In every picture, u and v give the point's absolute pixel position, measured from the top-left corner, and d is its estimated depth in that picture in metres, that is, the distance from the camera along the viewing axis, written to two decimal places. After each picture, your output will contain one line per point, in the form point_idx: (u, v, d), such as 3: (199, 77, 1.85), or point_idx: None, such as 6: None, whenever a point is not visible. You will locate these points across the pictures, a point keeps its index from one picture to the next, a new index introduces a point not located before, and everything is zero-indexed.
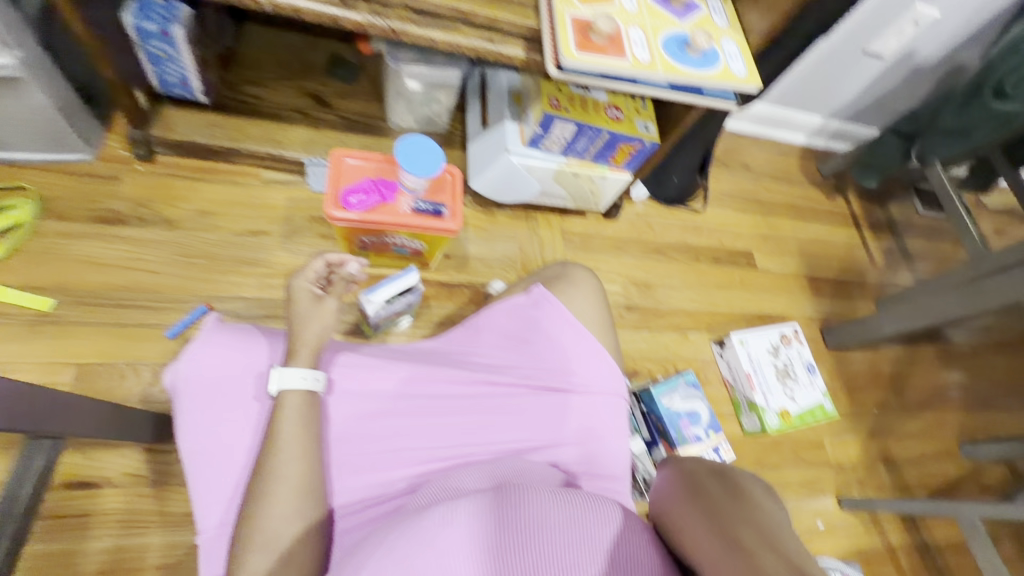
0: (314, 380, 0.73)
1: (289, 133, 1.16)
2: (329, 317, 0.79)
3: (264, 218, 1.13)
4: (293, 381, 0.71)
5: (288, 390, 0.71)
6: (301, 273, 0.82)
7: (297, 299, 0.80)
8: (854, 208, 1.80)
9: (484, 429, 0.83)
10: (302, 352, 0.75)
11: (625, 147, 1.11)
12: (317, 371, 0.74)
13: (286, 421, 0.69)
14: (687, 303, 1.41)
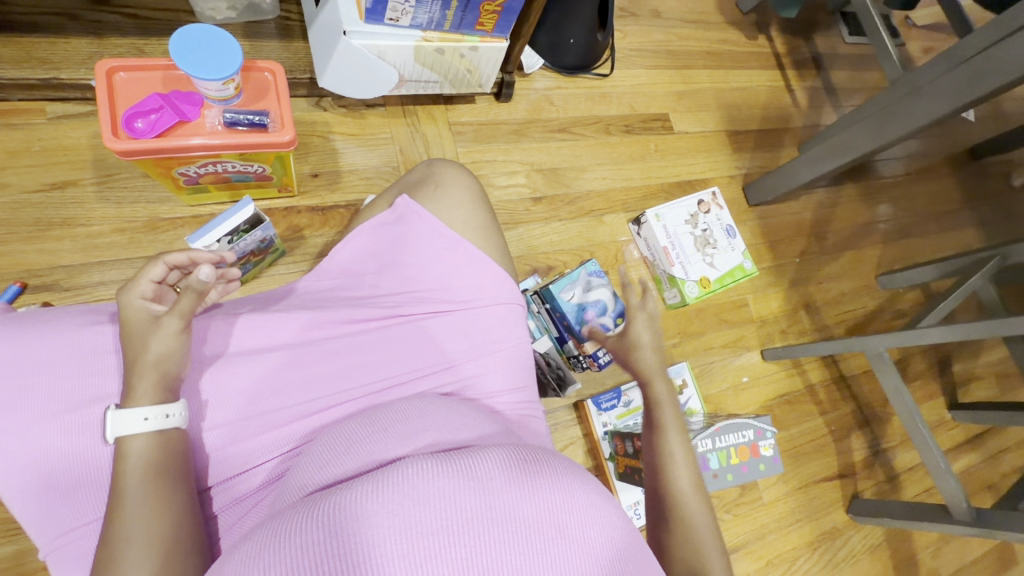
0: (164, 417, 0.55)
1: (63, 50, 0.91)
2: (175, 339, 0.57)
3: (65, 164, 0.92)
4: (131, 426, 0.53)
5: (126, 436, 0.53)
6: (132, 287, 0.60)
7: (131, 322, 0.58)
8: (777, 47, 1.65)
9: (391, 373, 0.71)
10: (139, 381, 0.55)
11: (489, 5, 0.90)
12: (168, 405, 0.55)
13: (131, 468, 0.52)
14: (599, 183, 1.30)
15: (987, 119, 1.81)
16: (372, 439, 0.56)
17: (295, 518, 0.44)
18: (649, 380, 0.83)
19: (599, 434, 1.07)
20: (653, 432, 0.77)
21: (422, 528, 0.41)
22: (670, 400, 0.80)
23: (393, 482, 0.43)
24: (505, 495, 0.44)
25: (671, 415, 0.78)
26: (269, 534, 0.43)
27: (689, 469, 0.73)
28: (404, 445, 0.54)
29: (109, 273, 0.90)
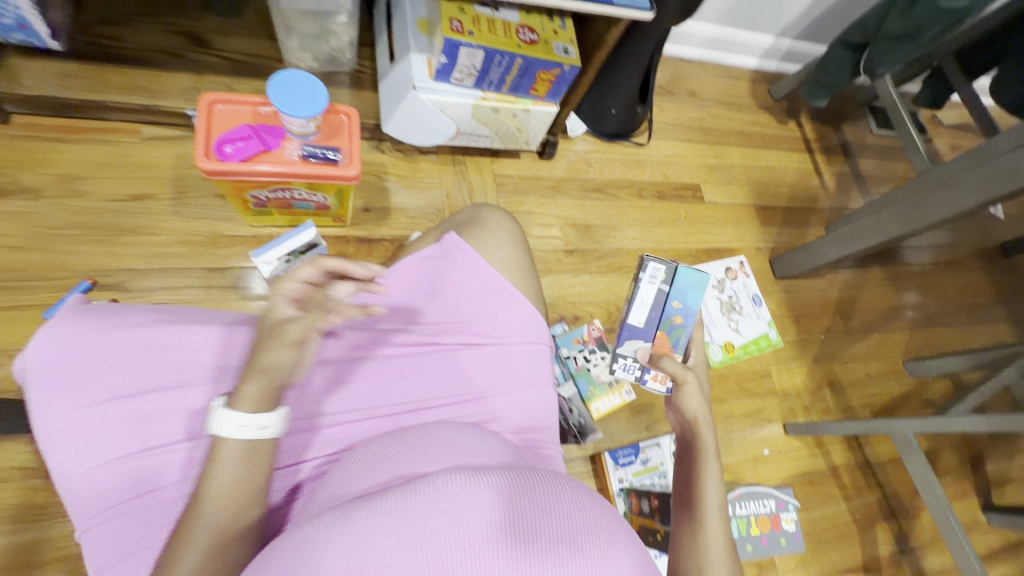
0: (257, 428, 0.55)
1: (165, 81, 1.02)
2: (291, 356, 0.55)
3: (145, 179, 1.00)
4: (228, 429, 0.54)
5: (222, 437, 0.54)
6: (289, 275, 0.56)
7: (267, 319, 0.56)
8: (806, 132, 1.73)
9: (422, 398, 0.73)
10: (252, 390, 0.55)
11: (544, 74, 1.00)
12: (265, 418, 0.55)
13: (220, 470, 0.54)
14: (628, 242, 1.36)
15: (1013, 218, 1.85)
16: (404, 459, 0.57)
17: (322, 524, 0.46)
18: (702, 444, 0.74)
19: (615, 490, 1.04)
20: (689, 493, 0.71)
21: (440, 541, 0.42)
22: (716, 468, 0.72)
23: (413, 492, 0.46)
24: (517, 514, 0.46)
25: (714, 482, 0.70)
26: (298, 537, 0.46)
27: (722, 553, 0.64)
28: (427, 462, 0.56)
29: (167, 281, 0.96)
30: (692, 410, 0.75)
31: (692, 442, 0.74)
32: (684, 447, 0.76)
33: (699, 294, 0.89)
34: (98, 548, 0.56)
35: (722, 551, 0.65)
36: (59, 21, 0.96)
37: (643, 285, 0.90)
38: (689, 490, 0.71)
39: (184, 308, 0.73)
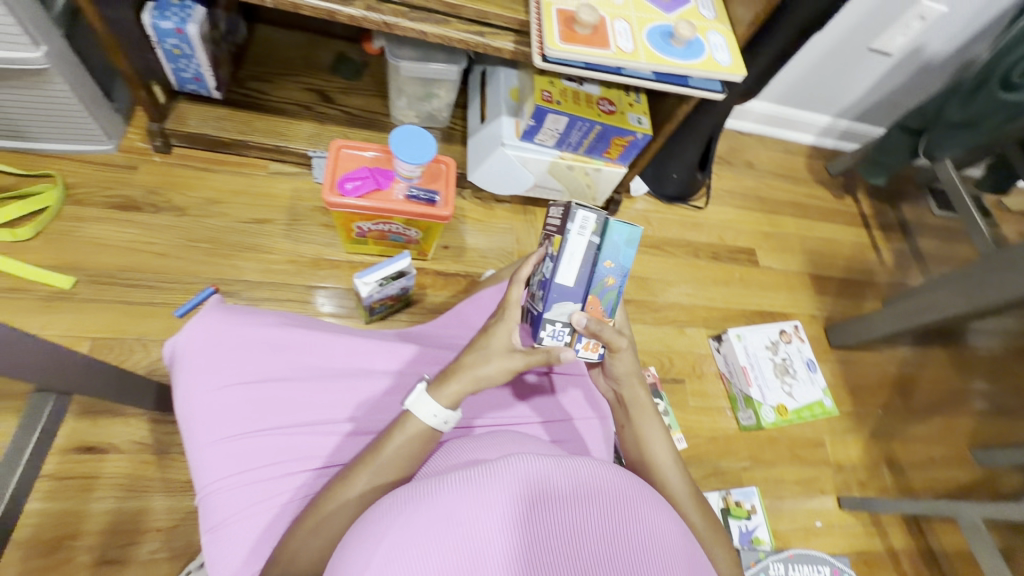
0: (444, 421, 0.67)
1: (295, 127, 1.20)
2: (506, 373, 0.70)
3: (267, 206, 1.17)
4: (426, 413, 0.67)
5: (414, 416, 0.67)
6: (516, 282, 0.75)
7: (493, 337, 0.71)
8: (863, 208, 1.77)
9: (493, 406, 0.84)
10: (458, 388, 0.68)
11: (618, 140, 1.12)
12: (452, 415, 0.68)
13: (372, 463, 0.65)
14: (682, 298, 1.41)
15: None
16: (474, 450, 0.67)
17: (424, 486, 0.56)
18: (636, 408, 0.81)
19: None
20: (642, 457, 0.79)
21: (529, 505, 0.54)
22: (655, 422, 0.80)
23: (504, 466, 0.56)
24: (589, 492, 0.57)
25: (659, 438, 0.79)
26: (404, 497, 0.56)
27: (681, 478, 0.76)
28: (494, 450, 0.67)
29: (273, 294, 1.10)
30: (627, 379, 0.81)
31: (625, 407, 0.82)
32: (621, 409, 0.83)
33: (633, 250, 0.74)
34: (227, 504, 0.69)
35: (686, 487, 0.76)
36: (224, 78, 1.16)
37: (571, 238, 0.71)
38: (642, 457, 0.79)
39: (295, 315, 0.90)
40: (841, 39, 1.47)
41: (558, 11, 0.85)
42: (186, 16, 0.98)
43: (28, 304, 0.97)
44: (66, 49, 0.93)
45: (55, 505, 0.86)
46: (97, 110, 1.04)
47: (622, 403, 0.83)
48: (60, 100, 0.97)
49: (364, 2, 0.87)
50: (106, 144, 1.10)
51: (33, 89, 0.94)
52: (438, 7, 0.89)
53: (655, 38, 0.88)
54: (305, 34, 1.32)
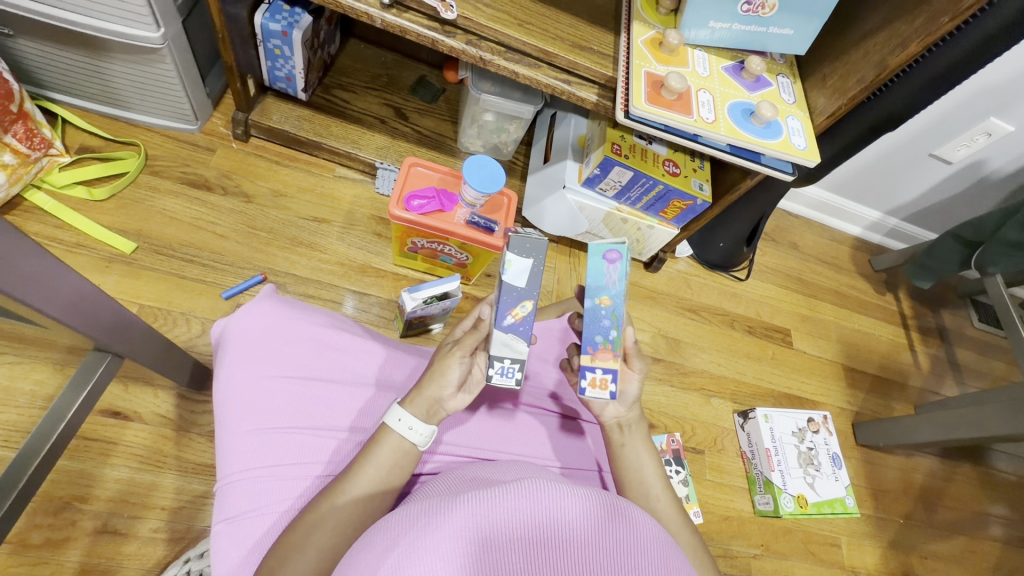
0: (411, 431, 0.67)
1: (368, 138, 1.25)
2: (453, 366, 0.69)
3: (328, 207, 1.20)
4: (390, 419, 0.68)
5: (385, 426, 0.68)
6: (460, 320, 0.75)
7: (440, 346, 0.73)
8: (903, 307, 1.75)
9: (505, 436, 0.83)
10: (420, 394, 0.69)
11: (678, 203, 1.14)
12: (417, 423, 0.68)
13: (370, 460, 0.66)
14: (712, 366, 1.39)
15: None
16: (487, 472, 0.67)
17: (436, 503, 0.56)
18: (621, 435, 0.77)
19: None
20: (635, 482, 0.75)
21: (542, 528, 0.55)
22: (642, 450, 0.77)
23: (520, 491, 0.56)
24: (604, 528, 0.57)
25: (650, 465, 0.76)
26: (415, 513, 0.55)
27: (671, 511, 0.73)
28: (508, 472, 0.67)
29: (316, 293, 1.12)
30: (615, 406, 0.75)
31: (626, 428, 0.76)
32: (621, 431, 0.76)
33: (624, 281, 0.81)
34: (247, 496, 0.67)
35: (676, 516, 0.73)
36: (311, 81, 1.23)
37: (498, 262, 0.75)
38: (629, 485, 0.75)
39: (343, 318, 0.91)
40: (903, 140, 1.50)
41: (647, 74, 0.89)
42: (295, 22, 1.05)
43: (89, 262, 1.00)
44: (181, 34, 0.99)
45: (73, 464, 0.86)
46: (193, 91, 1.10)
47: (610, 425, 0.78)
48: (163, 78, 1.03)
49: (466, 37, 0.91)
50: (192, 125, 1.15)
51: (141, 65, 1.00)
52: (533, 52, 0.93)
53: (736, 114, 0.90)
54: (392, 53, 1.38)
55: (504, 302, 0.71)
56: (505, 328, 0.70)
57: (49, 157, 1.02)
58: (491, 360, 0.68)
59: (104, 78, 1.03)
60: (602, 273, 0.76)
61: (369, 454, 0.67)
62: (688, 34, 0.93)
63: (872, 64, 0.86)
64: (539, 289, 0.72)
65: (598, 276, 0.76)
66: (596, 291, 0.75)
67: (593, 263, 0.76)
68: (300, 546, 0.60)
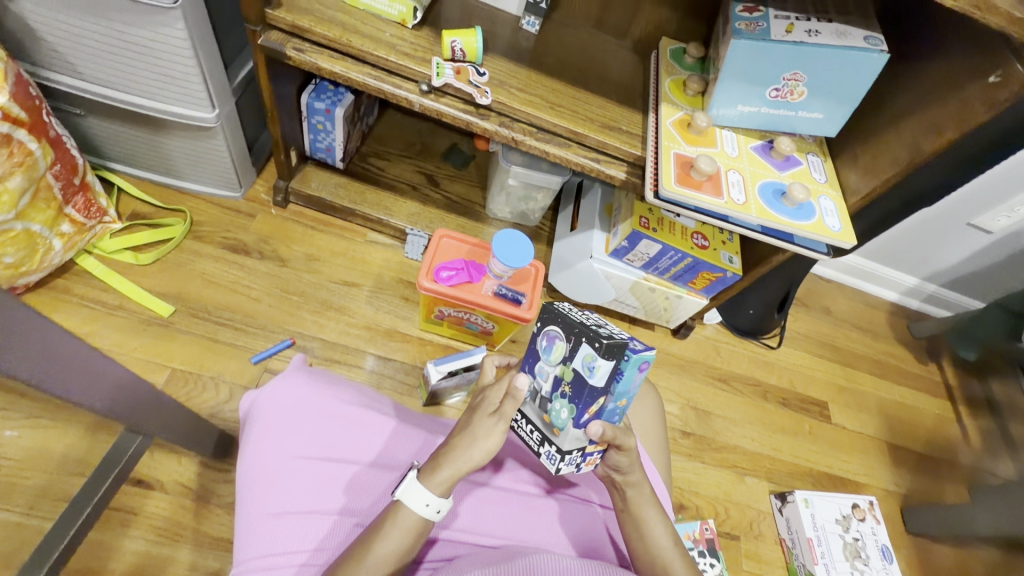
0: (434, 511, 0.65)
1: (400, 205, 1.29)
2: (491, 438, 0.67)
3: (358, 272, 1.23)
4: (416, 503, 0.65)
5: (404, 502, 0.65)
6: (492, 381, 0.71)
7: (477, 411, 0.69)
8: (948, 378, 1.66)
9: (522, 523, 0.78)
10: (450, 469, 0.66)
11: (707, 274, 1.13)
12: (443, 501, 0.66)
13: (392, 536, 0.64)
14: (746, 441, 1.33)
15: None
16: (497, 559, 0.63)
17: None
18: (631, 494, 0.73)
19: None
20: (646, 553, 0.71)
21: None
22: (653, 511, 0.72)
23: None
24: None
25: (663, 528, 0.72)
26: None
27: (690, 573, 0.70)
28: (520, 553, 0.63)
29: (343, 358, 1.13)
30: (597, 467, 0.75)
31: (626, 493, 0.73)
32: (619, 495, 0.74)
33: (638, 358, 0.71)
34: None
35: None
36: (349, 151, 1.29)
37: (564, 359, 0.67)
38: (642, 545, 0.72)
39: (371, 393, 0.90)
40: (938, 208, 1.46)
41: (676, 155, 0.90)
42: (338, 100, 1.12)
43: (128, 326, 1.03)
44: (233, 112, 1.06)
45: (92, 536, 0.85)
46: (239, 162, 1.16)
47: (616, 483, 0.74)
48: (213, 152, 1.10)
49: (499, 119, 0.95)
50: (235, 192, 1.21)
51: (194, 140, 1.07)
52: (563, 132, 0.96)
53: (767, 194, 0.90)
54: (425, 122, 1.45)
55: (579, 403, 0.66)
56: (579, 424, 0.68)
57: (103, 225, 1.07)
58: (563, 455, 0.69)
59: (159, 150, 1.10)
60: (631, 381, 0.66)
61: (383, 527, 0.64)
62: (717, 117, 0.95)
63: (905, 146, 0.85)
64: (611, 394, 0.66)
65: (626, 382, 0.66)
66: (620, 394, 0.67)
67: (626, 374, 0.64)
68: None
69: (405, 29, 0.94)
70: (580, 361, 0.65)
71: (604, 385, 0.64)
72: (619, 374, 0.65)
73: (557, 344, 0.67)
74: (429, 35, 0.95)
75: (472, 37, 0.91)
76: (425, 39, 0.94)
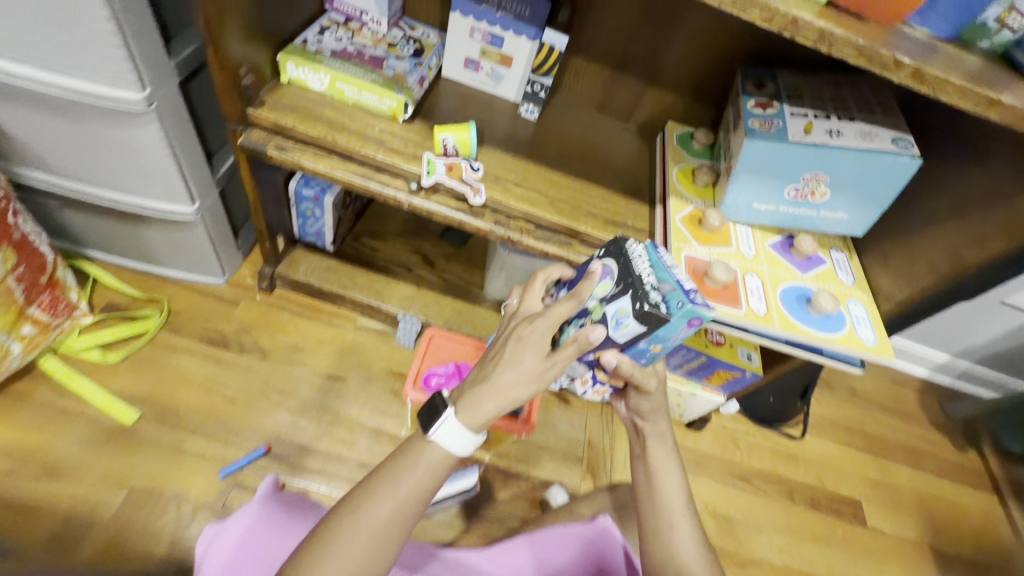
0: (466, 445, 0.59)
1: (393, 289, 1.22)
2: (538, 363, 0.59)
3: (346, 363, 1.14)
4: (447, 440, 0.58)
5: (434, 443, 0.59)
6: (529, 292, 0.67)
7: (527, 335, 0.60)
8: (993, 466, 1.50)
9: None
10: (478, 404, 0.58)
11: (724, 373, 1.03)
12: (473, 433, 0.59)
13: (408, 472, 0.58)
14: (771, 552, 1.20)
15: None
16: None
17: None
18: (651, 448, 0.68)
19: None
20: (654, 505, 0.65)
21: None
22: (672, 466, 0.67)
23: None
24: None
25: (684, 516, 0.64)
26: None
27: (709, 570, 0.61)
28: None
29: (324, 465, 1.02)
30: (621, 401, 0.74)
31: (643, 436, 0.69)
32: (638, 439, 0.70)
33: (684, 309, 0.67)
34: None
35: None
36: (341, 234, 1.23)
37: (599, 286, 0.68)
38: (654, 506, 0.65)
39: None
40: None
41: (687, 259, 0.82)
42: (328, 186, 1.07)
43: (88, 436, 0.94)
44: (216, 203, 1.00)
45: None
46: (223, 249, 1.10)
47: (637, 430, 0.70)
48: (194, 242, 1.04)
49: (494, 216, 0.88)
50: (219, 278, 1.15)
51: (174, 231, 1.01)
52: (564, 229, 0.88)
53: (790, 302, 0.81)
54: None
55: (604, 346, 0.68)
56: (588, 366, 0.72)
57: (73, 319, 1.01)
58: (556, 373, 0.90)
59: (138, 240, 1.04)
60: (675, 330, 0.64)
61: (386, 478, 0.57)
62: (731, 212, 0.87)
63: (944, 252, 0.76)
64: (649, 337, 0.64)
65: (670, 329, 0.63)
66: (658, 339, 0.64)
67: (675, 321, 0.62)
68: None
69: (395, 123, 0.89)
70: (613, 309, 0.65)
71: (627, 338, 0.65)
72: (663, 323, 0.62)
73: (602, 281, 0.68)
74: (420, 129, 0.89)
75: (466, 133, 0.85)
76: (417, 133, 0.89)
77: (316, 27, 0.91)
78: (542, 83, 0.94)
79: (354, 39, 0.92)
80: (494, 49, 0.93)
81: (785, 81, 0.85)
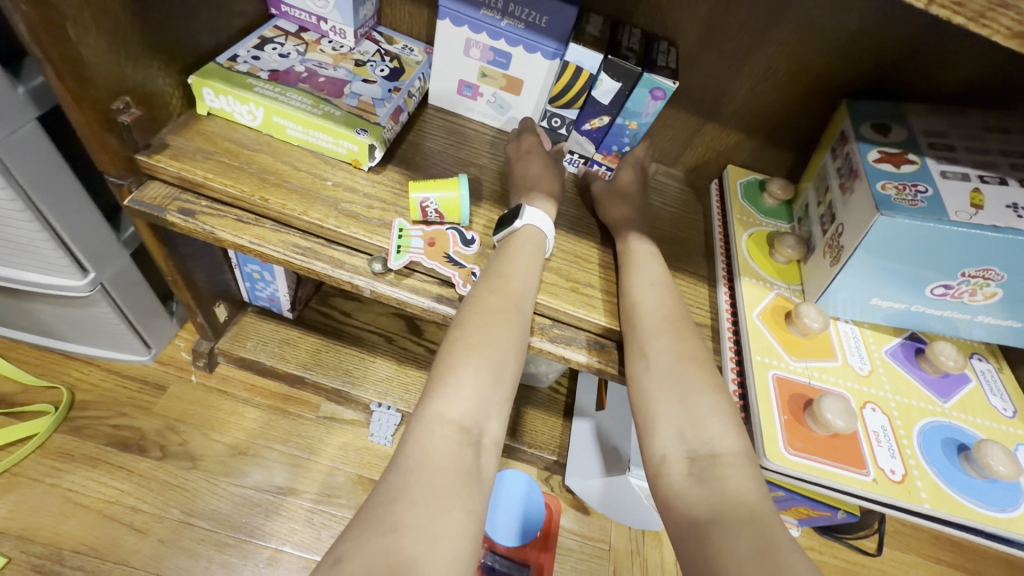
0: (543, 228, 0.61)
1: (366, 367, 0.96)
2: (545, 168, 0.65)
3: (301, 468, 0.88)
4: (533, 221, 0.60)
5: (526, 227, 0.59)
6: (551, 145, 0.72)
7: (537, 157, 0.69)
8: None
9: None
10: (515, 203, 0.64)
11: (805, 510, 0.75)
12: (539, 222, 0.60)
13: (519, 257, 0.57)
14: None
15: None
16: None
17: None
18: (633, 266, 0.62)
19: None
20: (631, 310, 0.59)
21: None
22: (653, 264, 0.62)
23: None
24: None
25: (674, 320, 0.57)
26: None
27: (726, 424, 0.49)
28: None
29: None
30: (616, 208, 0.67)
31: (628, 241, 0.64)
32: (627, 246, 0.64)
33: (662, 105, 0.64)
34: None
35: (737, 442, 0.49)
36: (303, 296, 0.97)
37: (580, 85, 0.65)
38: (633, 306, 0.60)
39: None
40: None
41: (775, 381, 0.56)
42: None
43: None
44: (130, 269, 0.76)
45: None
46: (145, 322, 0.85)
47: (621, 265, 0.64)
48: (99, 318, 0.79)
49: None
50: (143, 355, 0.90)
51: (71, 307, 0.77)
52: (589, 325, 0.62)
53: (933, 451, 0.54)
54: None
55: (585, 111, 0.68)
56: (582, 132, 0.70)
57: None
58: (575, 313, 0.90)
59: (28, 315, 0.80)
60: (642, 103, 0.64)
61: (504, 253, 0.58)
62: (831, 306, 0.61)
63: None
64: (620, 109, 0.66)
65: (638, 102, 0.64)
66: (630, 113, 0.66)
67: (638, 91, 0.63)
68: (455, 387, 0.47)
69: (358, 173, 0.63)
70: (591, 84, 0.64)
71: (608, 102, 0.65)
72: (633, 90, 0.63)
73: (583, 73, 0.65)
74: (392, 182, 0.64)
75: (454, 192, 0.60)
76: (386, 188, 0.63)
77: (254, 39, 0.66)
78: (564, 117, 0.69)
79: (307, 55, 0.68)
80: (497, 70, 0.68)
81: (918, 125, 0.59)
